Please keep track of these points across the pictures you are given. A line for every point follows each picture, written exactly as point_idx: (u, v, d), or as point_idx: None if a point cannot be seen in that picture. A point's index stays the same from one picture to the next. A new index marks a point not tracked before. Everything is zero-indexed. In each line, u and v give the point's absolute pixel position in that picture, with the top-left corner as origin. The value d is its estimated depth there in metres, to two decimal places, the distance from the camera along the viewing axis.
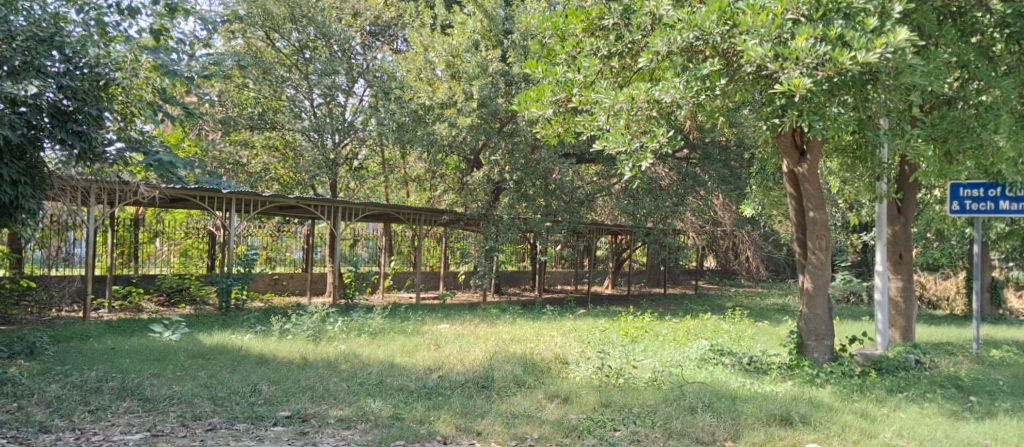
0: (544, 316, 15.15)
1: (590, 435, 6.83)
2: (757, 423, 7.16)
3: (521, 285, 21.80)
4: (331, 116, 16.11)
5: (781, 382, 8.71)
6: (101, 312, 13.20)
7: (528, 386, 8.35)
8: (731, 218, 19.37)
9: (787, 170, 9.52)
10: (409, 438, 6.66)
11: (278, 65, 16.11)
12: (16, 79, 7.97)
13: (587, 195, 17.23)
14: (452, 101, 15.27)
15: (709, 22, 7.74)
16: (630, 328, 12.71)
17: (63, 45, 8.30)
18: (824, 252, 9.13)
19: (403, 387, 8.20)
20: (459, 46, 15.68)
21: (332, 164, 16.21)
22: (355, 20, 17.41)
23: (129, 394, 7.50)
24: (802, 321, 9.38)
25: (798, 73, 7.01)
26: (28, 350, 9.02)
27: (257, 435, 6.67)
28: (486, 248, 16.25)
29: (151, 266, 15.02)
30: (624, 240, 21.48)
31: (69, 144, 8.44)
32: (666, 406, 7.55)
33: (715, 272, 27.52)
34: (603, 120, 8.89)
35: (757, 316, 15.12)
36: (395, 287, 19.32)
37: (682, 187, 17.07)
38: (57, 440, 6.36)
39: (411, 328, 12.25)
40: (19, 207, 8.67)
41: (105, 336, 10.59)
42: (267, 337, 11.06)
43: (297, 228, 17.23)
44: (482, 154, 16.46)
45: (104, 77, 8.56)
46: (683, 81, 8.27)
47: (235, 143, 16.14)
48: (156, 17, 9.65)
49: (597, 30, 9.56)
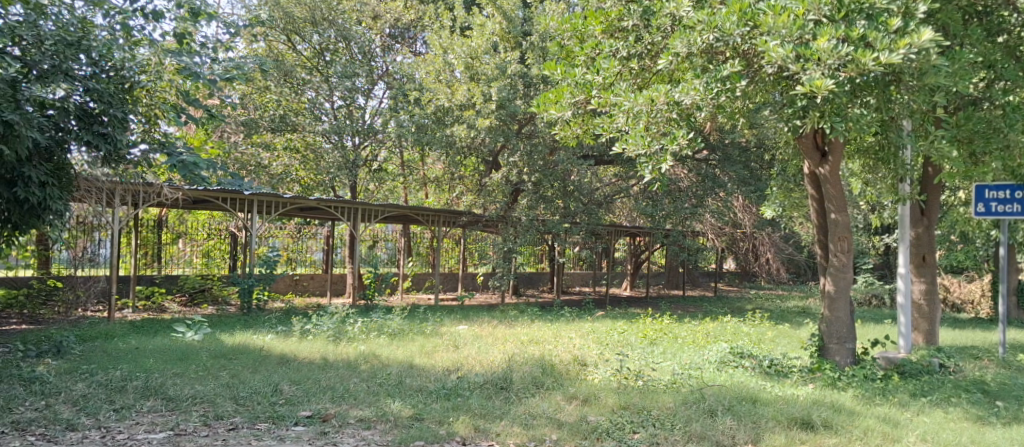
0: (562, 318, 15.13)
1: (608, 438, 6.82)
2: (779, 426, 7.11)
3: (538, 287, 21.77)
4: (350, 118, 16.29)
5: (802, 385, 8.66)
6: (125, 313, 13.33)
7: (547, 387, 8.36)
8: (751, 220, 19.25)
9: (809, 172, 9.45)
10: (428, 439, 6.70)
11: (299, 68, 16.24)
12: (44, 83, 8.11)
13: (605, 197, 17.19)
14: (470, 103, 15.30)
15: (730, 23, 7.72)
16: (648, 330, 12.65)
17: (90, 49, 8.42)
18: (846, 254, 9.04)
19: (422, 387, 8.24)
20: (478, 48, 15.65)
21: (352, 165, 16.32)
22: (375, 23, 17.46)
23: (153, 393, 7.58)
24: (823, 323, 9.33)
25: (819, 74, 6.96)
26: (54, 349, 9.16)
27: (279, 435, 6.72)
28: (505, 249, 16.35)
29: (174, 267, 15.17)
30: (642, 241, 21.40)
31: (95, 146, 8.57)
32: (685, 409, 7.51)
33: (735, 274, 27.38)
34: (622, 122, 8.89)
35: (777, 319, 15.04)
36: (414, 289, 19.35)
37: (701, 188, 16.98)
38: (83, 438, 6.44)
39: (430, 330, 12.30)
40: (46, 208, 8.77)
41: (129, 335, 10.70)
42: (287, 337, 11.14)
43: (317, 230, 17.28)
44: (501, 156, 16.47)
45: (128, 80, 8.75)
46: (702, 83, 8.23)
47: (256, 146, 16.32)
48: (179, 21, 9.78)
49: (616, 32, 9.61)
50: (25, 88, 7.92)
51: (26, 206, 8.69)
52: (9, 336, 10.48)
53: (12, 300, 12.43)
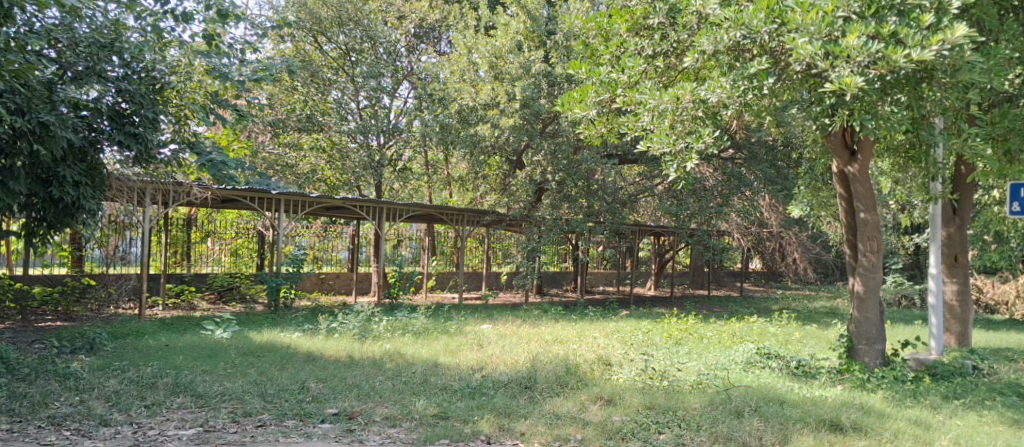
0: (585, 317, 15.12)
1: (633, 438, 6.80)
2: (807, 428, 7.05)
3: (562, 286, 21.74)
4: (375, 118, 16.37)
5: (830, 386, 8.58)
6: (156, 310, 13.49)
7: (572, 387, 8.35)
8: (778, 219, 19.09)
9: (836, 171, 9.36)
10: (453, 437, 6.72)
11: (325, 68, 16.38)
12: (78, 84, 8.25)
13: (630, 196, 17.11)
14: (494, 102, 15.30)
15: (757, 20, 7.64)
16: (673, 330, 12.59)
17: (122, 51, 8.57)
18: (875, 254, 8.95)
19: (447, 386, 8.25)
20: (502, 47, 15.61)
21: (378, 166, 16.48)
22: (400, 23, 17.49)
23: (183, 390, 7.68)
24: (852, 324, 9.24)
25: (849, 72, 6.88)
26: (87, 346, 9.31)
27: (306, 432, 6.78)
28: (529, 249, 16.35)
29: (203, 265, 15.33)
30: (667, 241, 21.27)
31: (127, 145, 8.87)
32: (712, 410, 7.48)
33: (761, 274, 27.11)
34: (647, 121, 8.88)
35: (804, 319, 14.90)
36: (438, 288, 19.39)
37: (727, 187, 16.85)
38: (116, 433, 6.53)
39: (454, 328, 12.32)
40: (80, 207, 8.91)
41: (159, 333, 10.84)
42: (314, 335, 11.21)
43: (342, 229, 17.39)
44: (525, 155, 16.46)
45: (159, 81, 8.98)
46: (729, 80, 8.15)
47: (285, 146, 16.44)
48: (208, 23, 9.90)
49: (642, 29, 9.53)
50: (61, 90, 8.09)
51: (60, 205, 8.87)
52: (44, 332, 10.69)
53: (47, 297, 12.50)
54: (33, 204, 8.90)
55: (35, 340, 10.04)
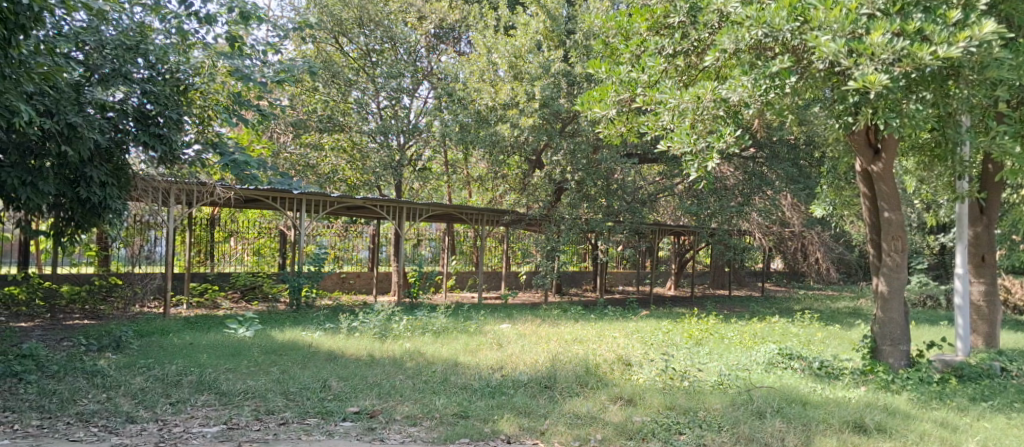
0: (604, 317, 15.09)
1: (654, 439, 6.78)
2: (830, 429, 7.00)
3: (581, 285, 21.72)
4: (396, 118, 16.48)
5: (854, 388, 8.51)
6: (180, 309, 13.65)
7: (591, 387, 8.34)
8: (800, 219, 18.92)
9: (860, 169, 9.26)
10: (473, 436, 6.75)
11: (346, 68, 16.51)
12: (105, 86, 8.39)
13: (649, 195, 17.07)
14: (514, 102, 15.27)
15: (779, 18, 7.61)
16: (693, 330, 12.54)
17: (147, 53, 8.69)
18: (900, 254, 8.86)
19: (466, 386, 8.26)
20: (522, 47, 15.60)
21: (397, 165, 16.48)
22: (420, 24, 17.51)
23: (207, 388, 7.75)
24: (876, 325, 9.16)
25: (873, 69, 6.81)
26: (114, 344, 9.43)
27: (327, 430, 6.82)
28: (548, 248, 16.33)
29: (226, 265, 15.42)
30: (687, 241, 21.17)
31: (151, 147, 8.96)
32: (733, 411, 7.43)
33: (782, 274, 26.90)
34: (668, 120, 8.86)
35: (827, 320, 14.77)
36: (457, 287, 19.41)
37: (747, 187, 16.75)
38: (142, 430, 6.60)
39: (474, 328, 12.33)
40: (106, 207, 9.01)
41: (183, 331, 10.95)
42: (335, 334, 11.27)
43: (363, 228, 17.60)
44: (544, 155, 16.46)
45: (183, 82, 9.08)
46: (750, 79, 8.09)
47: (306, 146, 16.53)
48: (231, 25, 10.00)
49: (662, 29, 9.55)
50: (88, 92, 8.23)
51: (87, 205, 8.94)
52: (72, 330, 10.85)
53: (75, 295, 12.67)
54: (61, 204, 9.00)
55: (63, 338, 10.19)
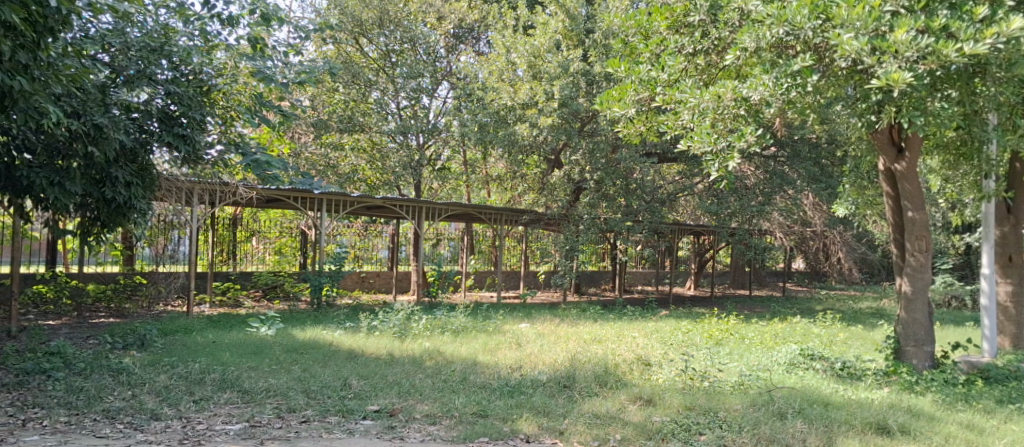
0: (623, 317, 15.05)
1: (673, 439, 6.75)
2: (852, 430, 6.94)
3: (600, 285, 21.69)
4: (416, 118, 16.59)
5: (877, 389, 8.43)
6: (203, 308, 13.81)
7: (610, 386, 8.32)
8: (822, 218, 18.75)
9: (884, 168, 9.17)
10: (492, 435, 6.76)
11: (366, 69, 16.66)
12: (130, 87, 8.51)
13: (668, 195, 17.02)
14: (533, 102, 15.23)
15: (801, 16, 7.57)
16: (713, 330, 12.49)
17: (171, 54, 8.82)
18: (924, 254, 8.77)
19: (485, 385, 8.28)
20: (541, 47, 15.53)
21: (417, 165, 16.66)
22: (440, 24, 17.54)
23: (230, 386, 7.82)
24: (899, 325, 9.09)
25: (896, 67, 6.75)
26: (139, 342, 9.55)
27: (348, 428, 6.86)
28: (567, 248, 16.29)
29: (248, 263, 15.55)
30: (707, 240, 21.06)
31: (175, 147, 9.07)
32: (754, 411, 7.39)
33: (804, 274, 26.69)
34: (687, 119, 8.82)
35: (849, 320, 14.63)
36: (476, 287, 19.44)
37: (768, 186, 16.65)
38: (166, 427, 6.67)
39: (493, 327, 12.35)
40: (132, 207, 9.12)
41: (206, 330, 11.06)
42: (355, 333, 11.34)
43: (383, 227, 17.45)
44: (563, 154, 16.45)
45: (206, 83, 9.19)
46: (772, 77, 8.07)
47: (326, 146, 16.60)
48: (253, 26, 10.10)
49: (682, 27, 9.50)
50: (114, 93, 8.34)
51: (113, 205, 9.07)
52: (98, 328, 10.99)
53: (101, 294, 12.70)
54: (88, 203, 9.12)
55: (89, 336, 10.33)
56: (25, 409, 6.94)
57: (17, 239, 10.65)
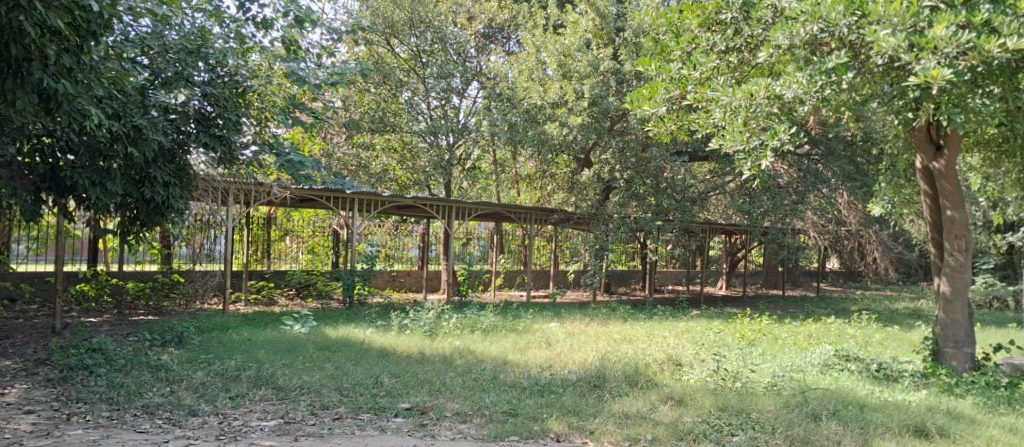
0: (654, 316, 14.97)
1: (705, 440, 6.69)
2: (889, 433, 6.84)
3: (630, 284, 21.60)
4: (446, 118, 16.67)
5: (915, 391, 8.28)
6: (238, 306, 14.00)
7: (641, 386, 8.28)
8: (857, 217, 18.48)
9: (921, 166, 9.02)
10: (522, 434, 6.76)
11: (397, 69, 16.73)
12: (168, 89, 8.68)
13: (699, 193, 16.90)
14: (563, 101, 15.26)
15: (835, 12, 7.42)
16: (746, 330, 12.37)
17: (207, 56, 8.98)
18: (963, 253, 8.62)
19: (516, 384, 8.29)
20: (571, 45, 15.57)
21: (447, 164, 16.76)
22: (470, 23, 17.58)
23: (265, 383, 7.92)
24: (938, 326, 8.93)
25: (935, 64, 6.64)
26: (176, 339, 9.71)
27: (380, 426, 6.90)
28: (597, 248, 16.18)
29: (282, 263, 15.73)
30: (738, 240, 20.86)
31: (212, 148, 9.21)
32: (788, 412, 7.31)
33: (838, 274, 26.33)
34: (719, 117, 8.73)
35: (887, 321, 14.40)
36: (506, 286, 19.45)
37: (802, 184, 16.49)
38: (203, 423, 6.77)
39: (523, 326, 12.35)
40: (170, 206, 9.26)
41: (242, 327, 11.22)
42: (386, 332, 11.42)
43: (413, 227, 17.72)
44: (593, 153, 16.41)
45: (242, 84, 9.33)
46: (806, 75, 7.91)
47: (358, 146, 16.80)
48: (287, 29, 10.26)
49: (713, 25, 9.43)
50: (152, 95, 8.49)
51: (151, 205, 9.21)
52: (137, 325, 11.19)
53: (140, 292, 12.99)
54: (127, 203, 9.26)
55: (128, 333, 10.52)
56: (69, 404, 7.10)
57: (62, 238, 10.78)
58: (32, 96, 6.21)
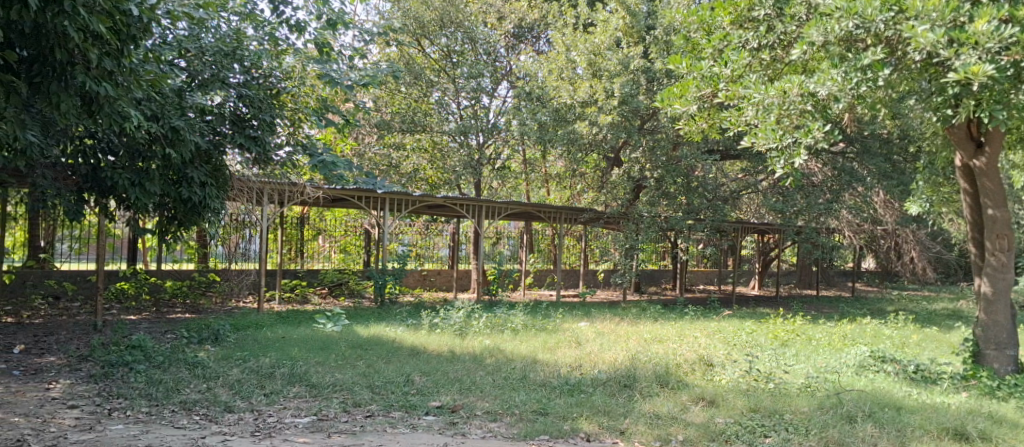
0: (685, 316, 14.85)
1: (738, 441, 6.63)
2: (927, 436, 6.72)
3: (661, 284, 21.46)
4: (476, 118, 16.68)
5: (954, 393, 8.12)
6: (274, 303, 14.18)
7: (672, 387, 8.22)
8: (894, 216, 18.19)
9: (961, 164, 8.84)
10: (553, 434, 6.75)
11: (427, 70, 16.80)
12: (205, 91, 8.83)
13: (731, 192, 16.74)
14: (593, 99, 15.16)
15: (872, 9, 7.33)
16: (779, 331, 12.22)
17: (243, 58, 9.13)
18: (1005, 253, 8.44)
19: (546, 383, 8.28)
20: (600, 44, 15.32)
21: (477, 164, 16.83)
22: (500, 23, 17.59)
23: (299, 380, 7.99)
24: (978, 327, 8.77)
25: (976, 59, 6.53)
26: (212, 336, 9.85)
27: (411, 423, 6.93)
28: (627, 247, 16.09)
29: (315, 262, 15.85)
30: (771, 239, 20.63)
31: (246, 148, 9.38)
32: (822, 414, 7.20)
33: (874, 274, 25.92)
34: (751, 115, 8.61)
35: (925, 322, 14.15)
36: (536, 285, 19.43)
37: (837, 183, 16.26)
38: (239, 419, 6.85)
39: (553, 325, 12.32)
40: (206, 206, 9.39)
41: (276, 325, 11.35)
42: (417, 330, 11.47)
43: (444, 226, 17.63)
44: (623, 152, 16.33)
45: (275, 86, 9.58)
46: (840, 72, 7.82)
47: (389, 146, 16.89)
48: (321, 31, 10.33)
49: (745, 22, 9.30)
50: (190, 96, 8.65)
51: (189, 205, 9.30)
52: (175, 323, 11.35)
53: (178, 290, 13.24)
54: (166, 204, 9.38)
55: (166, 330, 10.69)
56: (110, 399, 7.22)
57: (103, 237, 10.98)
58: (75, 98, 6.33)
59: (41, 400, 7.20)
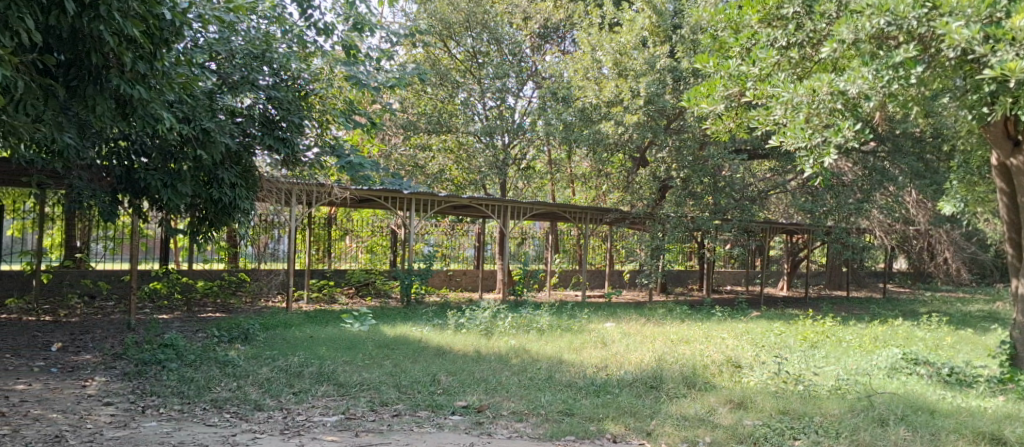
0: (713, 317, 14.73)
1: (766, 443, 6.55)
2: (962, 440, 6.59)
3: (687, 285, 21.31)
4: (502, 118, 16.67)
5: (990, 397, 7.95)
6: (302, 303, 14.29)
7: (699, 388, 8.15)
8: (927, 217, 17.92)
9: (997, 163, 8.66)
10: (579, 434, 6.71)
11: (453, 70, 16.83)
12: (235, 93, 8.92)
13: (759, 192, 16.58)
14: (618, 99, 15.07)
15: (903, 5, 7.20)
16: (808, 332, 12.08)
17: (272, 61, 9.18)
18: None
19: (572, 383, 8.24)
20: (626, 44, 15.45)
21: (503, 165, 16.98)
22: (527, 24, 17.54)
23: (326, 379, 8.02)
24: (1016, 330, 8.59)
25: (1013, 55, 6.44)
26: (242, 335, 9.95)
27: (438, 423, 6.93)
28: (653, 247, 16.00)
29: (343, 262, 15.92)
30: (800, 239, 20.40)
31: (275, 148, 9.49)
32: (852, 417, 7.09)
33: (906, 275, 25.52)
34: (780, 114, 8.48)
35: (958, 323, 13.90)
36: (561, 285, 19.40)
37: (868, 182, 15.79)
38: (269, 418, 6.89)
39: (579, 326, 12.28)
40: (236, 206, 9.50)
41: (305, 324, 11.43)
42: (443, 330, 11.49)
43: (469, 226, 17.69)
44: (649, 152, 16.24)
45: (303, 88, 9.67)
46: (872, 70, 7.71)
47: (414, 147, 16.93)
48: (348, 33, 10.37)
49: (774, 20, 9.11)
50: (220, 98, 8.85)
51: (219, 205, 9.38)
52: (205, 322, 11.46)
53: (208, 289, 13.42)
54: (197, 204, 9.47)
55: (197, 329, 10.81)
56: (143, 397, 7.30)
57: (136, 237, 11.03)
58: (109, 101, 6.39)
59: (77, 397, 7.30)
